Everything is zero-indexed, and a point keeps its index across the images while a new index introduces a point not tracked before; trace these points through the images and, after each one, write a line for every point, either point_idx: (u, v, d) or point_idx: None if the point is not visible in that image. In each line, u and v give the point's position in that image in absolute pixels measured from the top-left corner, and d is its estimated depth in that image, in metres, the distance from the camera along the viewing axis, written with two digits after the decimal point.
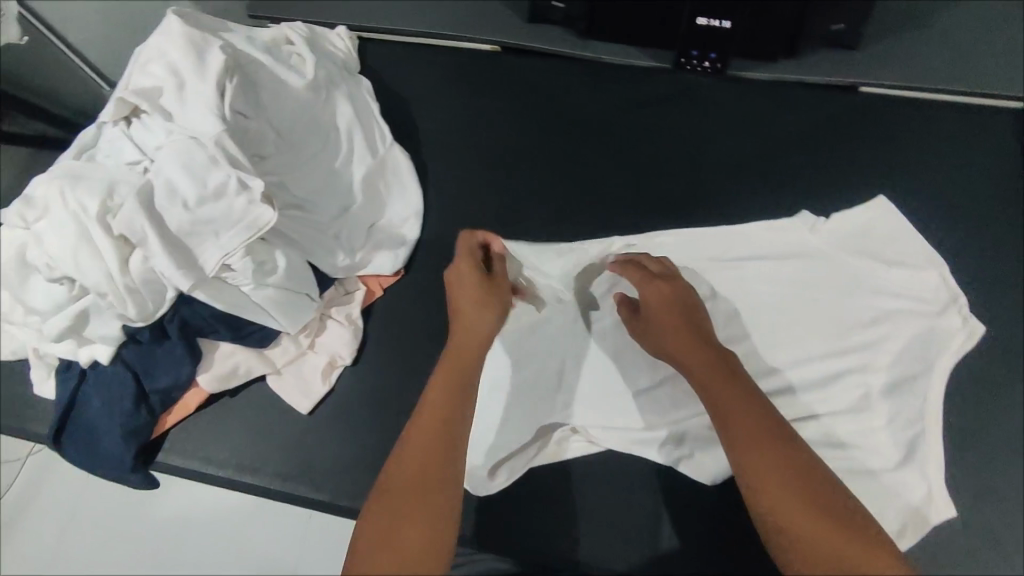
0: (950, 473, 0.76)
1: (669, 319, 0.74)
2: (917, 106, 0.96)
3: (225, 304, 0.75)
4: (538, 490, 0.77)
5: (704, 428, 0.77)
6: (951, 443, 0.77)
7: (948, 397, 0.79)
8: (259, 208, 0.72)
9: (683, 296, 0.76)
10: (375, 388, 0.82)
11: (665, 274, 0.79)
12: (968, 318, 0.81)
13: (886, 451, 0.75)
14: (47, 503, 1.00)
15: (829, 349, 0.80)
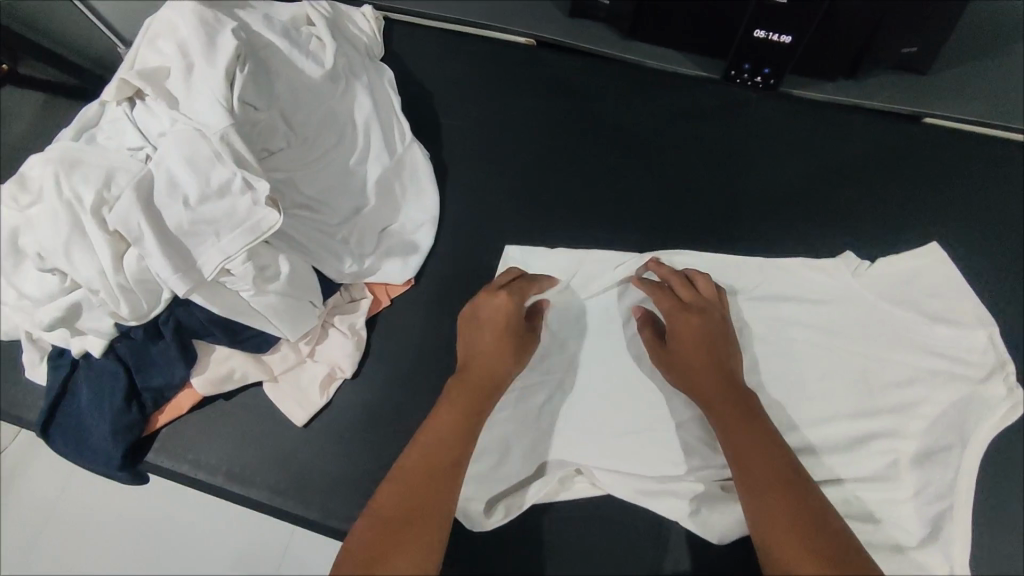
0: (979, 555, 0.71)
1: (695, 353, 0.72)
2: (985, 144, 0.88)
3: (222, 308, 0.71)
4: (534, 531, 0.73)
5: (714, 484, 0.73)
6: (983, 522, 0.72)
7: (983, 472, 0.73)
8: (263, 210, 0.68)
9: (715, 329, 0.73)
10: (374, 404, 0.78)
11: (695, 304, 0.74)
12: (1014, 388, 0.74)
13: (909, 526, 0.70)
14: (38, 480, 0.98)
15: (859, 407, 0.75)
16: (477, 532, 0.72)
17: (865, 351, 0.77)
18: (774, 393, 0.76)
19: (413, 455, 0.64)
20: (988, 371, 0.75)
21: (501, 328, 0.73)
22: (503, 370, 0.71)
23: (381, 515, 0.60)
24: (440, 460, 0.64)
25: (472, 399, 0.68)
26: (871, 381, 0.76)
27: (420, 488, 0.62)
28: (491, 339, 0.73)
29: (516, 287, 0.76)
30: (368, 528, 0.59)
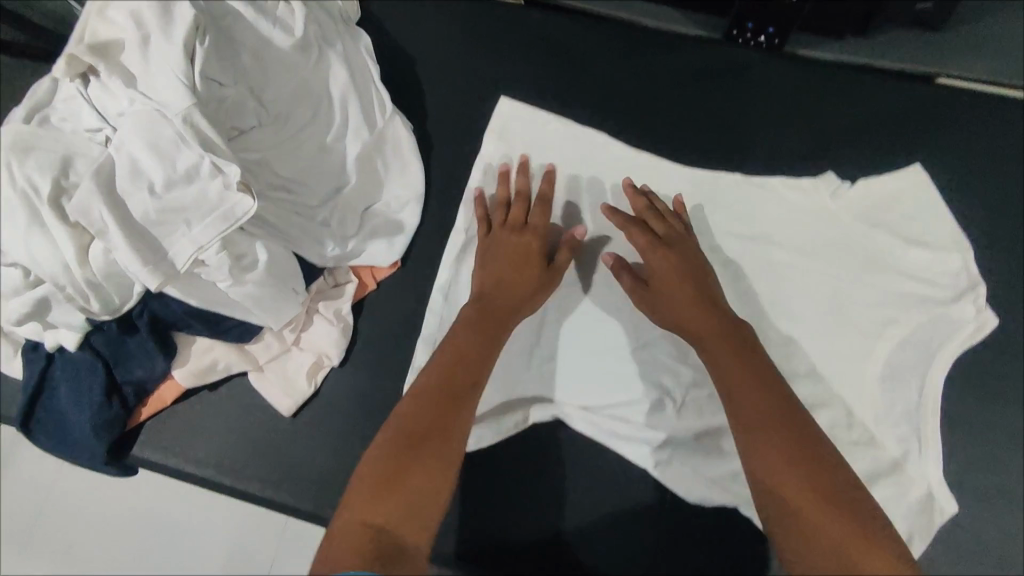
0: (996, 544, 0.68)
1: (669, 279, 0.70)
2: (1009, 104, 0.82)
3: (200, 300, 0.68)
4: (534, 519, 0.72)
5: (689, 435, 0.73)
6: (999, 510, 0.69)
7: (1002, 459, 0.70)
8: (237, 195, 0.65)
9: (692, 262, 0.72)
10: (363, 392, 0.75)
11: (664, 234, 0.74)
12: (982, 309, 0.73)
13: (922, 516, 0.67)
14: (30, 470, 0.96)
15: (866, 390, 0.72)
16: (475, 520, 0.72)
17: (875, 329, 0.73)
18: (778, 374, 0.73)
19: (426, 381, 0.64)
20: (990, 346, 0.73)
21: (517, 254, 0.73)
22: (518, 298, 0.71)
23: (394, 433, 0.59)
24: (459, 388, 0.63)
25: (491, 332, 0.68)
26: (883, 361, 0.72)
27: (436, 416, 0.60)
28: (506, 270, 0.72)
29: (542, 228, 0.75)
30: (382, 447, 0.58)
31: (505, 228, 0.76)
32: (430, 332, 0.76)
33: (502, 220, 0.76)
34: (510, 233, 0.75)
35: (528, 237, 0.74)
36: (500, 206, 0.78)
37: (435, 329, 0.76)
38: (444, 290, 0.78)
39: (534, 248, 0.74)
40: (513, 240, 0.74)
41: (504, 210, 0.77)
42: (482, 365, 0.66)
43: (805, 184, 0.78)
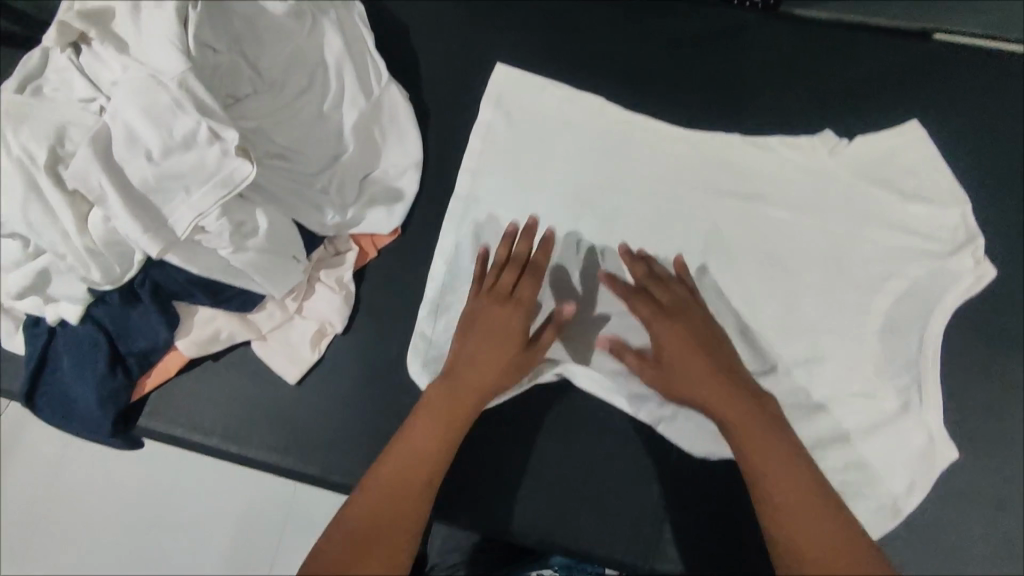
0: (990, 488, 0.69)
1: (681, 358, 0.66)
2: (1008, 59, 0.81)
3: (201, 269, 0.68)
4: (540, 476, 0.73)
5: None
6: (994, 456, 0.70)
7: (998, 407, 0.71)
8: (234, 161, 0.65)
9: (698, 333, 0.67)
10: (367, 359, 0.76)
11: (671, 306, 0.69)
12: (981, 261, 0.73)
13: (918, 463, 0.69)
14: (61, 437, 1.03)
15: (865, 344, 0.73)
16: (485, 479, 0.73)
17: (874, 283, 0.74)
18: (777, 330, 0.74)
19: (398, 448, 0.63)
20: (986, 299, 0.73)
21: (504, 332, 0.68)
22: (499, 367, 0.67)
23: (359, 506, 0.60)
24: (428, 459, 0.63)
25: (467, 396, 0.66)
26: (882, 315, 0.73)
27: (402, 487, 0.61)
28: (486, 340, 0.68)
29: (530, 302, 0.69)
30: (348, 521, 0.59)
31: (491, 297, 0.70)
32: (433, 297, 0.76)
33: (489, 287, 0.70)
34: (496, 297, 0.69)
35: (510, 312, 0.68)
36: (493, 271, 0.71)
37: (437, 295, 0.76)
38: (445, 256, 0.78)
39: (518, 325, 0.68)
40: (499, 312, 0.69)
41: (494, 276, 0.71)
42: (456, 432, 0.65)
43: (803, 144, 0.78)
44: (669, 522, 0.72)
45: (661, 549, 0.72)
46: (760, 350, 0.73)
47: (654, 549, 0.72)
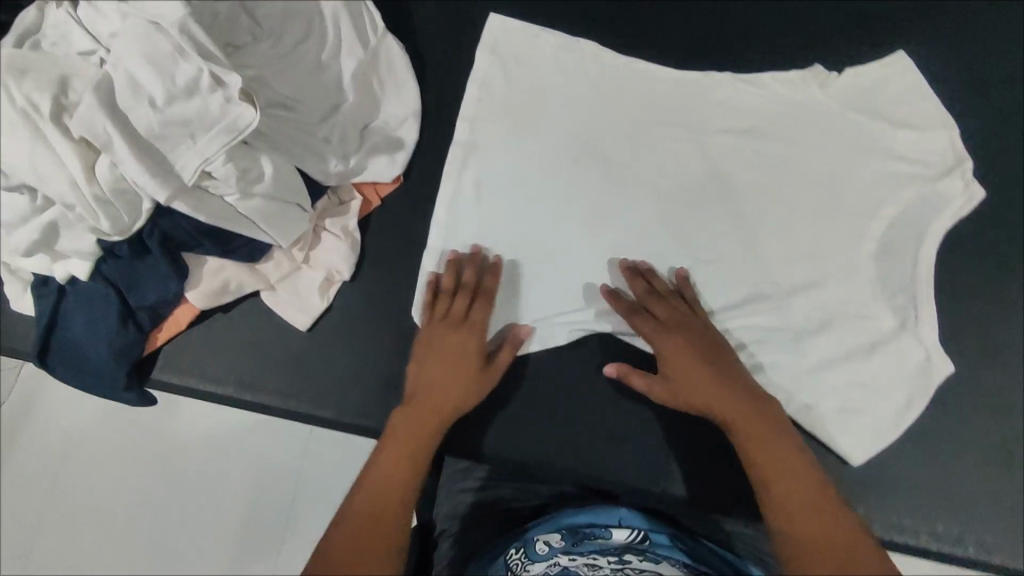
0: (987, 400, 0.72)
1: (683, 371, 0.68)
2: None
3: (209, 216, 0.68)
4: (549, 409, 0.75)
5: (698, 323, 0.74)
6: (990, 369, 0.72)
7: (993, 323, 0.73)
8: (238, 106, 0.65)
9: (699, 346, 0.69)
10: (375, 304, 0.77)
11: (671, 320, 0.70)
12: (971, 182, 0.75)
13: (917, 379, 0.71)
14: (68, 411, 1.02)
15: (860, 269, 0.75)
16: (494, 415, 0.75)
17: (866, 211, 0.76)
18: (775, 260, 0.76)
19: (375, 467, 0.65)
20: (976, 219, 0.75)
21: (462, 352, 0.71)
22: (460, 384, 0.70)
23: (346, 524, 0.61)
24: (403, 475, 0.65)
25: (434, 414, 0.68)
26: (875, 240, 0.75)
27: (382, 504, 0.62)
28: (445, 359, 0.71)
29: (483, 323, 0.73)
30: (336, 540, 0.60)
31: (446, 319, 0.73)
32: (436, 242, 0.78)
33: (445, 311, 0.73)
34: (451, 321, 0.72)
35: (463, 335, 0.72)
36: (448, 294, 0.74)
37: (440, 240, 0.78)
38: (447, 201, 0.78)
39: (473, 343, 0.71)
40: (454, 332, 0.72)
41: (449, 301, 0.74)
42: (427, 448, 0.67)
43: (795, 80, 0.79)
44: (677, 450, 0.74)
45: (670, 473, 0.74)
46: (760, 279, 0.75)
47: (663, 474, 0.74)
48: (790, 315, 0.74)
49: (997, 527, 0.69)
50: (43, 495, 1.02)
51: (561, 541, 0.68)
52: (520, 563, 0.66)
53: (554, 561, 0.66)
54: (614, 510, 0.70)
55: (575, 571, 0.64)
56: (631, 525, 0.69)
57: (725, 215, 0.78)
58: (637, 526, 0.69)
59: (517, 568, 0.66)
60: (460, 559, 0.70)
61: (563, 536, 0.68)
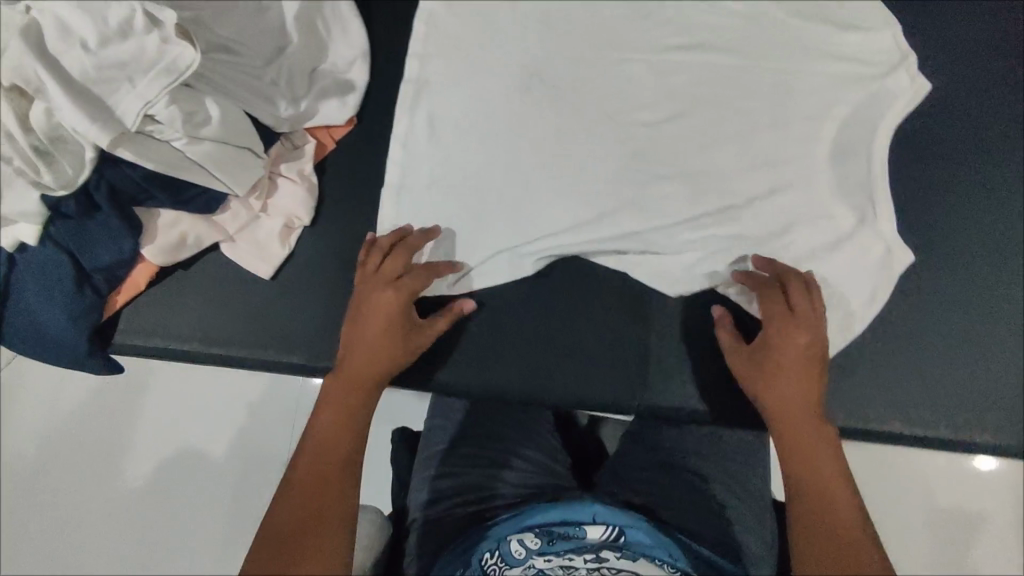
0: (945, 286, 0.73)
1: (783, 362, 0.64)
2: None
3: (156, 164, 0.66)
4: (518, 334, 0.76)
5: (660, 237, 0.75)
6: (946, 257, 0.74)
7: (944, 212, 0.75)
8: (177, 46, 0.63)
9: (817, 350, 0.64)
10: (338, 247, 0.76)
11: (806, 314, 0.65)
12: (916, 77, 0.76)
13: (878, 271, 0.72)
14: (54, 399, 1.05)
15: (819, 170, 0.75)
16: (464, 345, 0.75)
17: (820, 113, 0.76)
18: (734, 168, 0.76)
19: (310, 439, 0.61)
20: (921, 114, 0.77)
21: (396, 308, 0.66)
22: (391, 340, 0.65)
23: (284, 506, 0.56)
24: (341, 445, 0.60)
25: (369, 373, 0.64)
26: (832, 141, 0.76)
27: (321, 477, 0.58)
28: (375, 315, 0.66)
29: (416, 277, 0.68)
30: (273, 524, 0.56)
31: (378, 276, 0.68)
32: (392, 178, 0.76)
33: (375, 273, 0.68)
34: (378, 276, 0.68)
35: (388, 296, 0.66)
36: (382, 251, 0.69)
37: (397, 178, 0.76)
38: (402, 139, 0.77)
39: (403, 296, 0.67)
40: (384, 283, 0.67)
41: (379, 259, 0.69)
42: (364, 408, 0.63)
43: None
44: (649, 365, 0.75)
45: (645, 388, 0.75)
46: (720, 188, 0.75)
47: (639, 389, 0.75)
48: (751, 220, 0.74)
49: (964, 404, 0.71)
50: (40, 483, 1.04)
51: (535, 540, 0.63)
52: (496, 568, 0.62)
53: (529, 565, 0.62)
54: (586, 505, 0.64)
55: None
56: (606, 520, 0.63)
57: (682, 129, 0.77)
58: (611, 522, 0.63)
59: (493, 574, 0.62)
60: (428, 549, 0.69)
61: (536, 536, 0.64)
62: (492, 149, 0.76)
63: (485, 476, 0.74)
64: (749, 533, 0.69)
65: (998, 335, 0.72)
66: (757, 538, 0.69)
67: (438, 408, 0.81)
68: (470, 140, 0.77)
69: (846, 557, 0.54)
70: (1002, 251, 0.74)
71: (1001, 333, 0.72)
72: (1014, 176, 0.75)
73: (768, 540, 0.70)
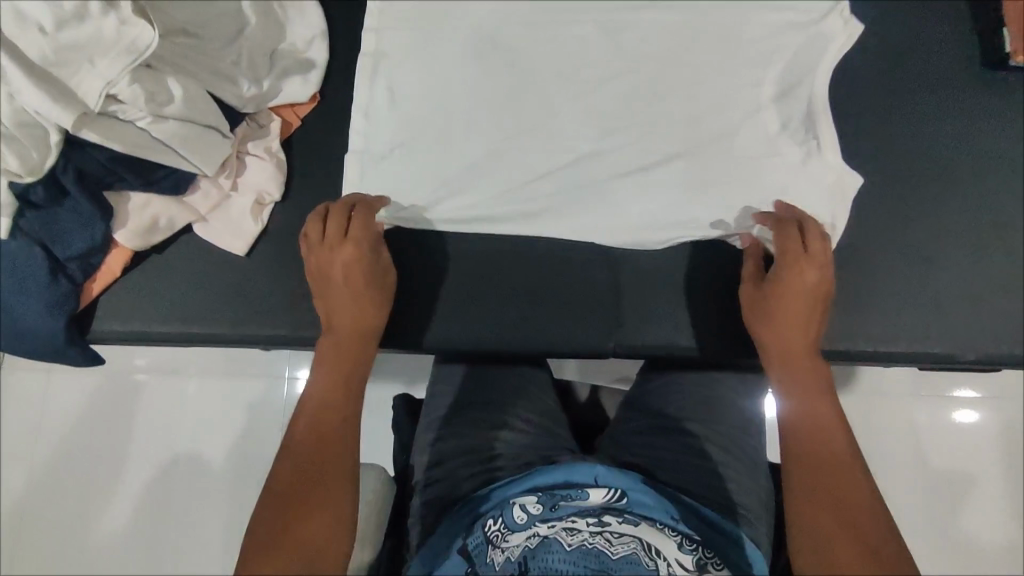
0: (896, 210, 0.76)
1: (792, 303, 0.68)
2: None
3: (123, 145, 0.67)
4: (492, 286, 0.77)
5: (621, 187, 0.77)
6: (896, 182, 0.77)
7: (891, 141, 0.78)
8: (136, 28, 0.64)
9: (815, 296, 0.68)
10: (310, 219, 0.79)
11: (817, 257, 0.68)
12: (850, 21, 0.78)
13: (830, 201, 0.75)
14: (71, 399, 1.15)
15: (765, 112, 0.78)
16: (440, 302, 0.77)
17: (763, 57, 0.79)
18: (686, 115, 0.78)
19: (303, 418, 0.64)
20: (862, 50, 0.80)
21: (364, 275, 0.69)
22: (370, 315, 0.70)
23: (282, 481, 0.60)
24: (333, 422, 0.64)
25: (353, 351, 0.69)
26: (775, 84, 0.78)
27: (317, 452, 0.61)
28: (351, 287, 0.69)
29: (365, 237, 0.69)
30: (274, 498, 0.59)
31: (331, 241, 0.69)
32: (356, 147, 0.78)
33: (333, 241, 0.69)
34: (324, 240, 0.69)
35: (351, 250, 0.68)
36: (322, 217, 0.70)
37: (363, 147, 0.78)
38: (364, 110, 0.79)
39: (371, 267, 0.70)
40: (341, 246, 0.69)
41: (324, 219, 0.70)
42: (351, 386, 0.67)
43: None
44: (621, 308, 0.77)
45: (619, 330, 0.77)
46: (675, 135, 0.78)
47: (612, 331, 0.77)
48: (706, 163, 0.77)
49: (940, 317, 0.74)
50: (61, 476, 1.14)
51: (539, 506, 0.66)
52: (500, 535, 0.63)
53: (533, 528, 0.63)
54: (589, 468, 0.69)
55: (555, 537, 0.60)
56: (607, 484, 0.68)
57: (635, 82, 0.79)
58: (613, 484, 0.68)
59: (496, 539, 0.63)
60: (430, 514, 0.70)
61: (539, 501, 0.66)
62: (453, 112, 0.78)
63: (481, 439, 0.75)
64: (743, 492, 0.73)
65: (950, 253, 0.75)
66: (752, 497, 0.73)
67: (442, 377, 0.81)
68: (431, 107, 0.79)
69: (842, 494, 0.59)
70: (948, 174, 0.77)
71: (953, 250, 0.75)
72: (956, 102, 0.78)
73: (762, 500, 0.74)
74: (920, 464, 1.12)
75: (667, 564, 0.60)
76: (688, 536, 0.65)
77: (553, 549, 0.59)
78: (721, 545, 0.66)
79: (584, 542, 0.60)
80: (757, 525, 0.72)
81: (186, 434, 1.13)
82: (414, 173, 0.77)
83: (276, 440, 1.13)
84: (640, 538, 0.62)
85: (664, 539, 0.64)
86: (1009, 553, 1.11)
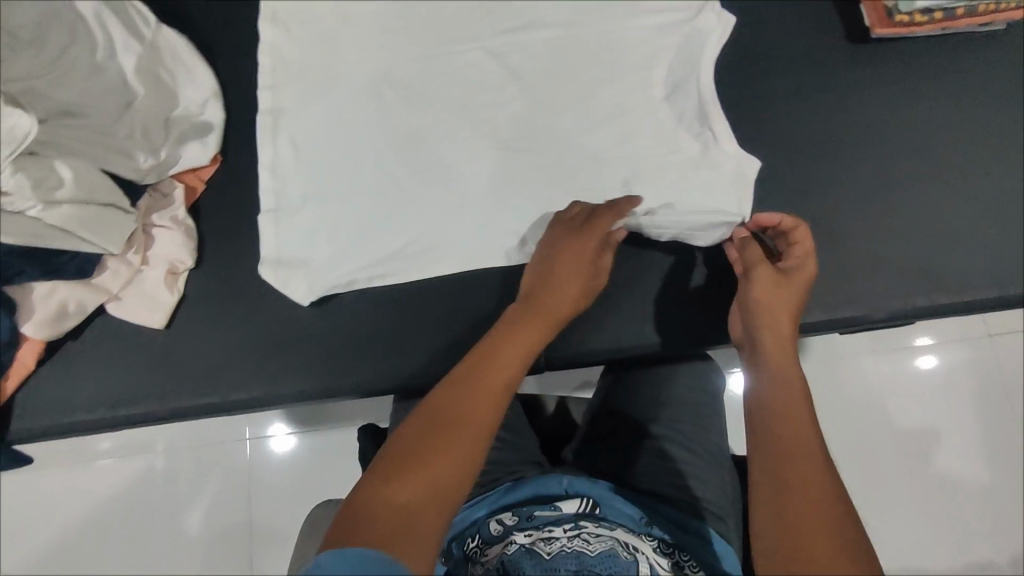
0: (795, 188, 0.80)
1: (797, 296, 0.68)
2: None
3: (14, 238, 0.64)
4: (422, 317, 0.77)
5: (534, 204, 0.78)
6: (791, 163, 0.80)
7: (780, 123, 0.81)
8: (10, 115, 0.61)
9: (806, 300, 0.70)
10: (229, 282, 0.77)
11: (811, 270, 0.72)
12: (721, 13, 0.81)
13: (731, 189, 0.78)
14: (19, 501, 1.10)
15: (657, 112, 0.81)
16: (372, 343, 0.76)
17: (647, 61, 0.82)
18: (584, 126, 0.80)
19: (467, 363, 0.61)
20: (737, 42, 0.83)
21: (589, 263, 0.69)
22: (563, 294, 0.68)
23: (428, 411, 0.57)
24: (498, 384, 0.60)
25: (533, 324, 0.65)
26: (662, 85, 0.81)
27: (465, 401, 0.58)
28: (558, 268, 0.69)
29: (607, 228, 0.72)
30: (415, 421, 0.57)
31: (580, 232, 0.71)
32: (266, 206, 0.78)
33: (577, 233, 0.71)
34: (569, 227, 0.72)
35: (592, 240, 0.70)
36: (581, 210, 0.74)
37: (274, 204, 0.78)
38: (269, 168, 0.79)
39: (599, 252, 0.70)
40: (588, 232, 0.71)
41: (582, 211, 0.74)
42: (524, 357, 0.62)
43: None
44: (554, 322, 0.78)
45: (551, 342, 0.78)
46: (577, 147, 0.80)
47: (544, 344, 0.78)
48: (611, 169, 0.79)
49: (852, 281, 0.77)
50: None
51: (514, 517, 0.67)
52: (479, 551, 0.66)
53: (509, 539, 0.64)
54: (558, 478, 0.70)
55: (531, 546, 0.61)
56: (578, 492, 0.69)
57: (530, 101, 0.81)
58: (585, 493, 0.69)
59: (475, 556, 0.65)
60: None
61: (513, 514, 0.67)
62: (358, 157, 0.79)
63: None
64: (706, 486, 0.73)
65: (853, 221, 0.79)
66: (717, 490, 0.73)
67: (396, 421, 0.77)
68: (336, 155, 0.79)
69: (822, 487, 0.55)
70: (840, 147, 0.80)
71: (856, 219, 0.79)
72: (834, 78, 0.82)
73: (727, 492, 0.74)
74: (877, 423, 1.15)
75: (646, 558, 0.62)
76: (664, 542, 0.67)
77: (531, 559, 0.60)
78: (693, 545, 0.67)
79: (562, 548, 0.61)
80: (723, 518, 0.71)
81: (145, 517, 1.09)
82: (328, 222, 0.77)
83: (239, 509, 1.09)
84: (617, 537, 0.63)
85: (639, 540, 0.65)
86: (972, 495, 1.14)
